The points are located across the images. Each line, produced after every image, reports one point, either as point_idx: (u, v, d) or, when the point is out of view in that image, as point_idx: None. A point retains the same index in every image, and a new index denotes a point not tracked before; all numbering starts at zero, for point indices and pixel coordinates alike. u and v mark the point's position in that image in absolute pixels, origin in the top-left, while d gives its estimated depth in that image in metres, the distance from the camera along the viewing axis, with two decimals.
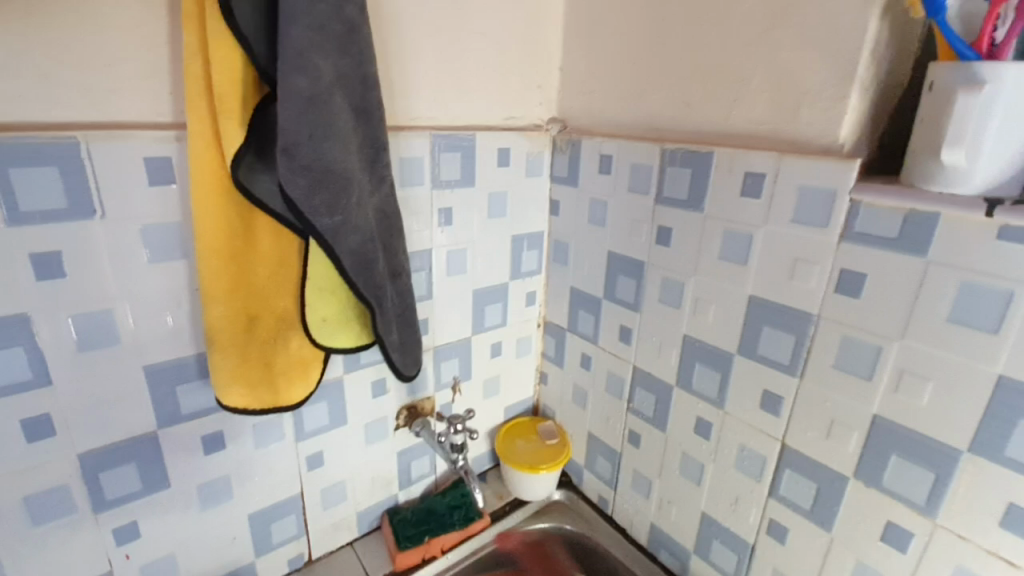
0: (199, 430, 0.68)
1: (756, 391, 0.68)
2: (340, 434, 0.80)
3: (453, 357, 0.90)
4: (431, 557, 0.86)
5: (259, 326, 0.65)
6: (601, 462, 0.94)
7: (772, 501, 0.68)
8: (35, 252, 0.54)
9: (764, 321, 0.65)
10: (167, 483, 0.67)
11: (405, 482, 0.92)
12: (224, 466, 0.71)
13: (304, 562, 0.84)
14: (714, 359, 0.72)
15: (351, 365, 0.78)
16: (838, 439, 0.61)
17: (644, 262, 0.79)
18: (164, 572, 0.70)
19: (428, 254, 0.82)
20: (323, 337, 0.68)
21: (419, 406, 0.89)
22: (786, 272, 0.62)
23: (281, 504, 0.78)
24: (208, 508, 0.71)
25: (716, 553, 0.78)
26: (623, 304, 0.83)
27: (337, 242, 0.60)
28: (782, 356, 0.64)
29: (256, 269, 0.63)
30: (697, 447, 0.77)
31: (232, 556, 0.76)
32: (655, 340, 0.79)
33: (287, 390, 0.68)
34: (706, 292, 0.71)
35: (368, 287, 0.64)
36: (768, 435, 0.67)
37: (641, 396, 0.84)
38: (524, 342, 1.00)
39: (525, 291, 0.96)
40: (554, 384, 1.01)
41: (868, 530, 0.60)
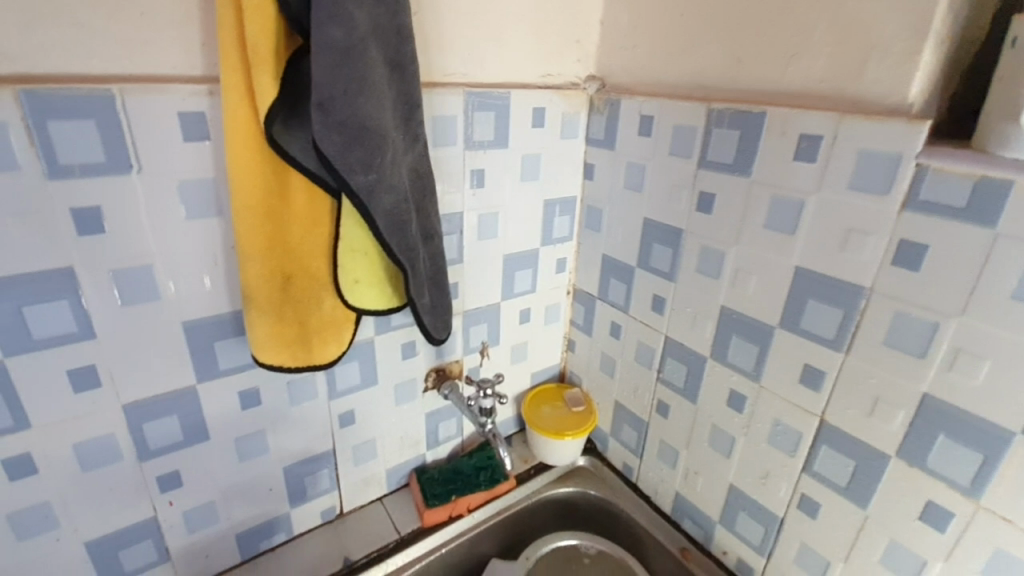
0: (236, 386, 0.69)
1: (795, 366, 0.66)
2: (370, 394, 0.82)
3: (482, 322, 0.90)
4: (458, 515, 0.88)
5: (294, 286, 0.64)
6: (627, 431, 0.94)
7: (805, 476, 0.67)
8: (76, 207, 0.54)
9: (810, 293, 0.63)
10: (207, 435, 0.69)
11: (433, 442, 0.93)
12: (259, 421, 0.73)
13: (336, 515, 0.86)
14: (752, 331, 0.69)
15: (383, 327, 0.79)
16: (882, 417, 0.59)
17: (682, 230, 0.76)
18: (205, 518, 0.73)
19: (459, 217, 0.80)
20: (355, 298, 0.68)
21: (447, 369, 0.89)
22: (838, 243, 0.59)
23: (314, 459, 0.80)
24: (245, 460, 0.74)
25: (742, 524, 0.77)
26: (657, 273, 0.81)
27: (372, 202, 0.59)
28: (827, 331, 0.62)
29: (291, 228, 0.62)
30: (728, 420, 0.75)
31: (268, 506, 0.78)
32: (690, 310, 0.77)
33: (320, 350, 0.69)
34: (747, 262, 0.68)
35: (401, 248, 0.64)
36: (805, 410, 0.66)
37: (671, 367, 0.82)
38: (553, 309, 0.99)
39: (556, 257, 0.94)
40: (582, 351, 1.00)
41: (906, 510, 0.58)
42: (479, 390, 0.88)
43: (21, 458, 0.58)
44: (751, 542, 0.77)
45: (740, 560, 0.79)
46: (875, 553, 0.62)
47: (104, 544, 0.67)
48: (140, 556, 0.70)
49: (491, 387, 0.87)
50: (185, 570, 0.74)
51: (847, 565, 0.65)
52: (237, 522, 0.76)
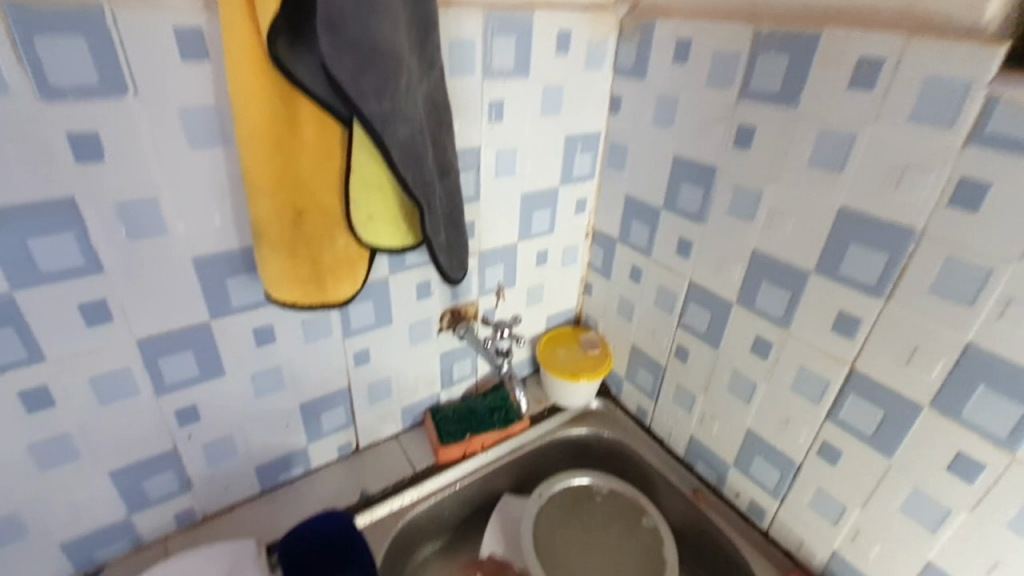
0: (250, 323, 0.68)
1: (828, 312, 0.63)
2: (385, 334, 0.80)
3: (498, 263, 0.87)
4: (472, 453, 0.90)
5: (306, 222, 0.61)
6: (643, 375, 0.93)
7: (829, 424, 0.66)
8: (71, 132, 0.51)
9: (852, 236, 0.59)
10: (223, 371, 0.69)
11: (447, 383, 0.93)
12: (273, 358, 0.72)
13: (352, 450, 0.88)
14: (785, 276, 0.66)
15: (397, 266, 0.76)
16: (918, 367, 0.57)
17: (715, 167, 0.71)
18: (225, 451, 0.74)
19: (477, 152, 0.76)
20: (369, 234, 0.64)
21: (462, 311, 0.87)
22: (890, 181, 0.55)
23: (330, 397, 0.80)
24: (262, 396, 0.74)
25: (757, 467, 0.77)
26: (684, 214, 0.77)
27: (386, 132, 0.54)
28: (868, 276, 0.58)
29: (301, 160, 0.58)
30: (750, 366, 0.74)
31: (286, 441, 0.79)
32: (717, 254, 0.73)
33: (335, 289, 0.66)
34: (785, 202, 0.64)
35: (417, 184, 0.60)
36: (835, 358, 0.63)
37: (693, 312, 0.79)
38: (571, 251, 0.95)
39: (576, 197, 0.90)
40: (599, 296, 0.98)
41: (934, 459, 0.57)
42: (496, 332, 0.87)
43: (39, 390, 0.58)
44: (765, 485, 0.77)
45: (752, 501, 0.80)
46: (895, 500, 0.61)
47: (128, 474, 0.68)
48: (164, 485, 0.72)
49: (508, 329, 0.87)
50: (209, 499, 0.76)
51: (864, 511, 0.65)
52: (256, 455, 0.78)
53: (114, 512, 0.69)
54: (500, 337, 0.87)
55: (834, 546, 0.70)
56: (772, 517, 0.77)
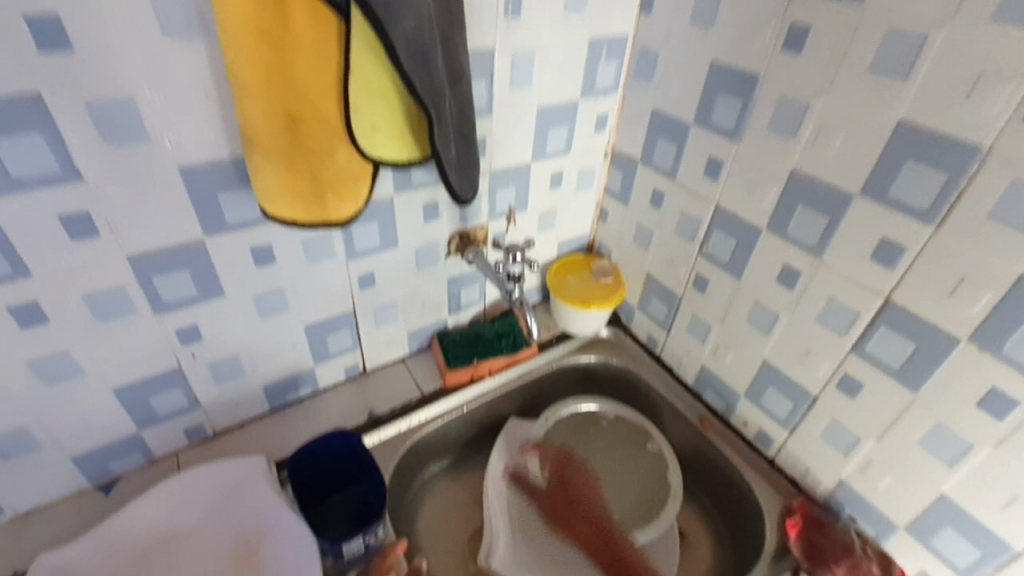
0: (248, 241, 0.64)
1: (869, 241, 0.58)
2: (390, 256, 0.76)
3: (510, 184, 0.81)
4: (479, 378, 0.89)
5: (301, 130, 0.55)
6: (656, 304, 0.90)
7: (853, 357, 0.63)
8: (28, 12, 0.44)
9: (909, 155, 0.53)
10: (222, 291, 0.65)
11: (455, 308, 0.90)
12: (275, 279, 0.68)
13: (359, 373, 0.86)
14: (824, 201, 0.61)
15: (402, 184, 0.71)
16: (962, 300, 0.53)
17: (758, 75, 0.63)
18: (231, 372, 0.73)
19: (490, 55, 0.67)
20: (371, 147, 0.59)
21: (471, 234, 0.83)
22: (964, 91, 0.48)
23: (336, 320, 0.78)
24: (265, 318, 0.71)
25: (769, 399, 0.76)
26: (717, 130, 0.69)
27: (391, 23, 0.48)
28: (921, 202, 0.53)
29: (293, 58, 0.51)
30: (774, 297, 0.70)
31: (292, 363, 0.78)
32: (751, 176, 0.67)
33: (337, 207, 0.61)
34: (836, 117, 0.57)
35: (425, 88, 0.53)
36: (869, 289, 0.60)
37: (717, 240, 0.75)
38: (588, 173, 0.89)
39: (596, 112, 0.82)
40: (615, 221, 0.92)
41: (963, 394, 0.55)
42: (507, 256, 0.83)
43: (31, 306, 0.55)
44: (776, 416, 0.76)
45: (760, 430, 0.79)
46: (915, 433, 0.60)
47: (133, 392, 0.67)
48: (171, 403, 0.71)
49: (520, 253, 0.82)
50: (217, 417, 0.76)
51: (879, 443, 0.64)
52: (263, 376, 0.76)
53: (123, 428, 0.69)
54: (511, 261, 0.82)
55: (842, 475, 0.70)
56: (780, 446, 0.77)
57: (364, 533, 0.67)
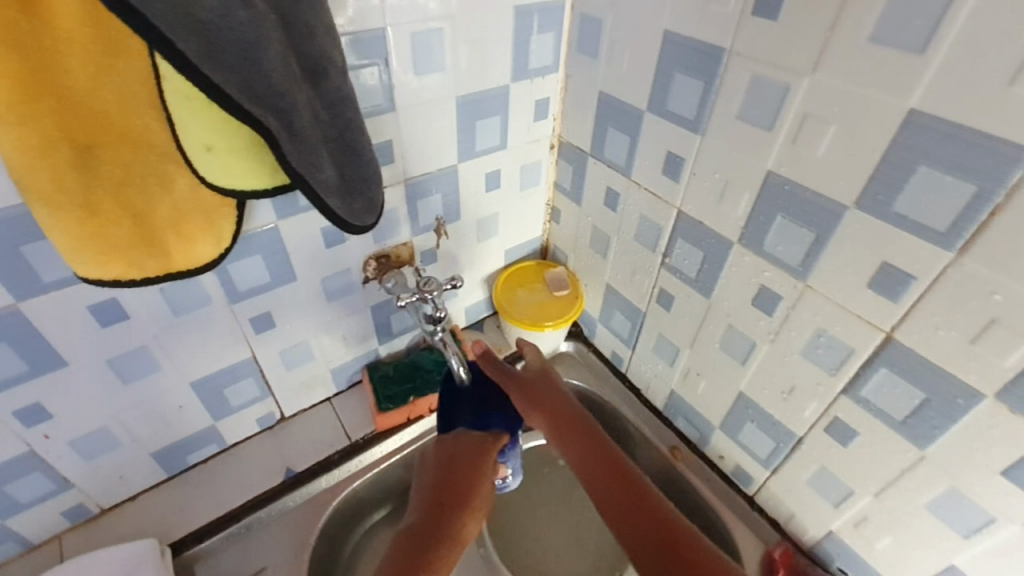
0: (82, 298, 0.50)
1: (865, 265, 0.45)
2: (287, 291, 0.63)
3: (434, 192, 0.67)
4: (418, 416, 0.76)
5: (100, 160, 0.41)
6: (619, 319, 0.77)
7: (844, 400, 0.51)
8: None
9: (927, 153, 0.38)
10: (64, 360, 0.53)
11: (386, 336, 0.78)
12: (135, 336, 0.55)
13: (276, 420, 0.75)
14: (810, 213, 0.47)
15: (285, 208, 0.57)
16: (992, 348, 0.40)
17: (724, 47, 0.48)
18: (104, 445, 0.61)
19: (379, 37, 0.52)
20: (219, 179, 0.45)
21: (391, 255, 0.69)
22: (1008, 69, 0.33)
23: (230, 370, 0.65)
24: (133, 381, 0.58)
25: (746, 436, 0.64)
26: (676, 118, 0.55)
27: (207, 58, 0.34)
28: (937, 221, 0.39)
29: (63, 55, 0.35)
30: (749, 323, 0.57)
31: (184, 424, 0.65)
32: (718, 177, 0.53)
33: (185, 252, 0.49)
34: (824, 103, 0.42)
35: (253, 97, 0.37)
36: (867, 324, 0.47)
37: (681, 252, 0.62)
38: (531, 169, 0.74)
39: (533, 97, 0.67)
40: (568, 223, 0.79)
41: (986, 460, 0.43)
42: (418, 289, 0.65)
43: None
44: (755, 453, 0.64)
45: (738, 467, 0.68)
46: (922, 497, 0.48)
47: None
48: (34, 489, 0.59)
49: (434, 292, 0.64)
50: (102, 492, 0.65)
51: (876, 500, 0.53)
52: (149, 443, 0.64)
53: None
54: (423, 300, 0.65)
55: (830, 526, 0.59)
56: (760, 485, 0.66)
57: (506, 460, 0.64)
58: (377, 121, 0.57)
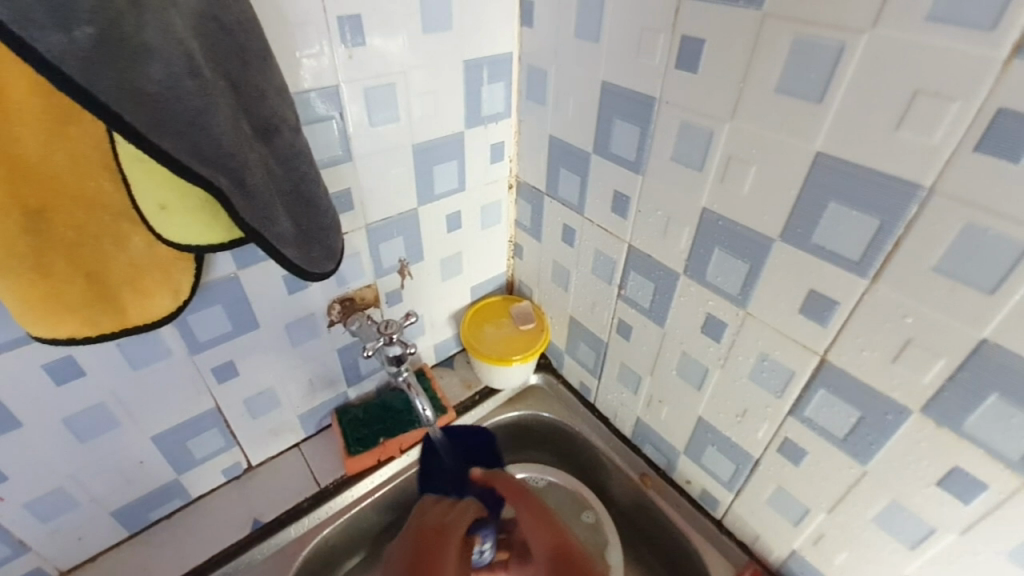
0: (37, 358, 0.50)
1: (795, 293, 0.48)
2: (249, 339, 0.63)
3: (395, 236, 0.69)
4: (388, 458, 0.76)
5: (52, 223, 0.42)
6: (583, 350, 0.79)
7: (791, 421, 0.54)
8: None
9: (836, 192, 0.42)
10: (19, 421, 0.52)
11: (355, 378, 0.78)
12: (93, 393, 0.55)
13: (243, 470, 0.74)
14: (743, 245, 0.50)
15: (245, 259, 0.58)
16: (912, 367, 0.43)
17: (654, 97, 0.52)
18: (60, 505, 0.59)
19: (335, 94, 0.55)
20: (173, 235, 0.47)
21: (356, 298, 0.70)
22: (893, 117, 0.37)
23: (193, 421, 0.64)
24: (91, 437, 0.58)
25: (709, 459, 0.66)
26: (619, 160, 0.59)
27: (161, 131, 0.36)
28: (852, 250, 0.43)
29: (16, 126, 0.37)
30: (701, 349, 0.60)
31: (146, 479, 0.64)
32: (661, 214, 0.57)
33: (141, 307, 0.50)
34: (744, 147, 0.46)
35: (204, 159, 0.39)
36: (804, 347, 0.49)
37: (634, 284, 0.64)
38: (491, 208, 0.77)
39: (488, 142, 0.70)
40: (530, 258, 0.81)
41: (921, 473, 0.45)
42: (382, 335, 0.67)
43: None
44: (718, 477, 0.66)
45: (704, 491, 0.69)
46: (870, 511, 0.50)
47: None
48: None
49: (398, 333, 0.67)
50: (57, 556, 0.62)
51: (830, 516, 0.55)
52: (108, 501, 0.63)
53: None
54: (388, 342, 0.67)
55: (794, 546, 0.60)
56: (726, 507, 0.67)
57: (479, 532, 0.66)
58: (335, 171, 0.60)
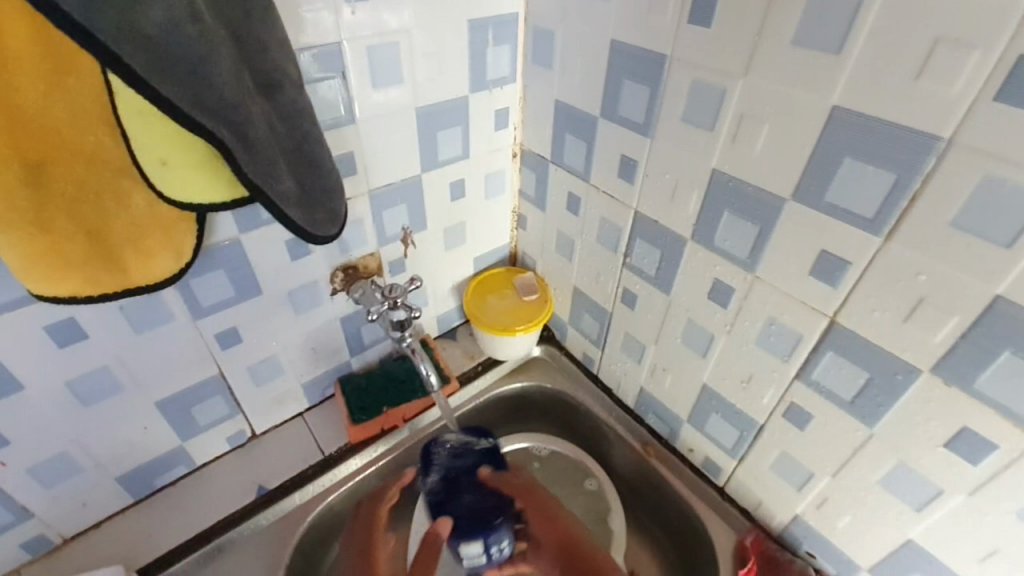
0: (37, 319, 0.50)
1: (806, 254, 0.47)
2: (252, 305, 0.63)
3: (399, 203, 0.68)
4: (392, 427, 0.76)
5: (51, 177, 0.41)
6: (587, 321, 0.79)
7: (798, 385, 0.53)
8: None
9: (851, 148, 0.41)
10: (20, 383, 0.52)
11: (358, 348, 0.78)
12: (95, 356, 0.55)
13: (247, 438, 0.74)
14: (754, 207, 0.49)
15: (246, 222, 0.57)
16: (923, 326, 0.42)
17: (665, 55, 0.51)
18: (64, 470, 0.59)
19: (337, 52, 0.54)
20: (176, 194, 0.45)
21: (359, 266, 0.70)
22: (911, 69, 0.36)
23: (196, 388, 0.64)
24: (93, 402, 0.57)
25: (714, 427, 0.66)
26: (627, 123, 0.58)
27: (161, 75, 0.35)
28: (866, 208, 0.42)
29: (9, 74, 0.36)
30: (708, 316, 0.59)
31: (149, 445, 0.64)
32: (669, 177, 0.56)
33: (142, 268, 0.50)
34: (757, 104, 0.45)
35: (205, 108, 0.38)
36: (813, 310, 0.49)
37: (640, 252, 0.64)
38: (496, 177, 0.76)
39: (492, 107, 0.69)
40: (534, 229, 0.80)
41: (929, 434, 0.45)
42: (386, 300, 0.67)
43: None
44: (722, 444, 0.66)
45: (707, 459, 0.70)
46: (876, 473, 0.51)
47: None
48: None
49: (402, 298, 0.67)
50: (62, 521, 0.63)
51: (835, 480, 0.55)
52: (112, 467, 0.63)
53: None
54: (391, 307, 0.67)
55: (797, 511, 0.61)
56: (729, 475, 0.67)
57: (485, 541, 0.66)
58: (337, 134, 0.59)
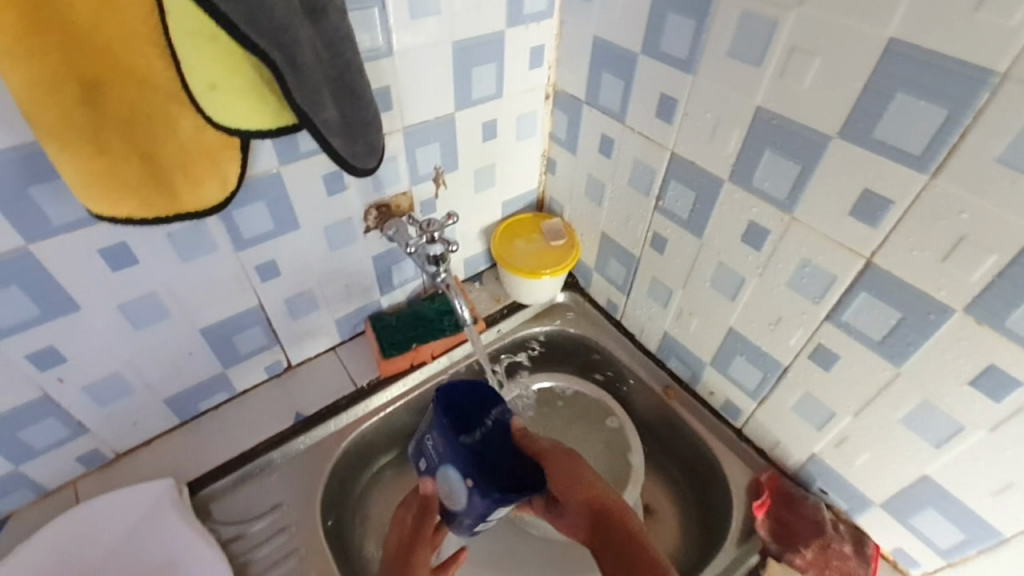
0: (92, 242, 0.52)
1: (848, 193, 0.47)
2: (290, 239, 0.64)
3: (431, 141, 0.68)
4: (421, 363, 0.79)
5: (108, 101, 0.41)
6: (614, 266, 0.79)
7: (827, 326, 0.54)
8: None
9: (905, 82, 0.40)
10: (76, 304, 0.54)
11: (388, 287, 0.80)
12: (143, 281, 0.57)
13: (283, 369, 0.77)
14: (798, 145, 0.49)
15: (286, 153, 0.58)
16: (961, 265, 0.43)
17: None
18: (116, 390, 0.63)
19: None
20: (223, 118, 0.46)
21: (391, 205, 0.71)
22: None
23: (237, 317, 0.67)
24: (142, 326, 0.60)
25: (737, 369, 0.67)
26: (668, 60, 0.56)
27: None
28: (914, 144, 0.42)
29: None
30: (740, 258, 0.60)
31: (194, 371, 0.68)
32: (709, 116, 0.55)
33: (191, 195, 0.51)
34: (809, 36, 0.44)
35: (254, 26, 0.38)
36: (849, 251, 0.49)
37: (673, 194, 0.64)
38: (527, 118, 0.75)
39: (528, 44, 0.68)
40: (563, 173, 0.80)
41: (956, 373, 0.46)
42: (422, 234, 0.69)
43: None
44: (744, 386, 0.68)
45: (727, 402, 0.72)
46: (898, 411, 0.52)
47: None
48: (47, 435, 0.61)
49: (438, 232, 0.69)
50: (115, 438, 0.67)
51: (856, 419, 0.56)
52: (160, 389, 0.66)
53: None
54: (427, 241, 0.70)
55: (814, 449, 0.63)
56: (748, 416, 0.70)
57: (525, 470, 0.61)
58: (374, 66, 0.58)
